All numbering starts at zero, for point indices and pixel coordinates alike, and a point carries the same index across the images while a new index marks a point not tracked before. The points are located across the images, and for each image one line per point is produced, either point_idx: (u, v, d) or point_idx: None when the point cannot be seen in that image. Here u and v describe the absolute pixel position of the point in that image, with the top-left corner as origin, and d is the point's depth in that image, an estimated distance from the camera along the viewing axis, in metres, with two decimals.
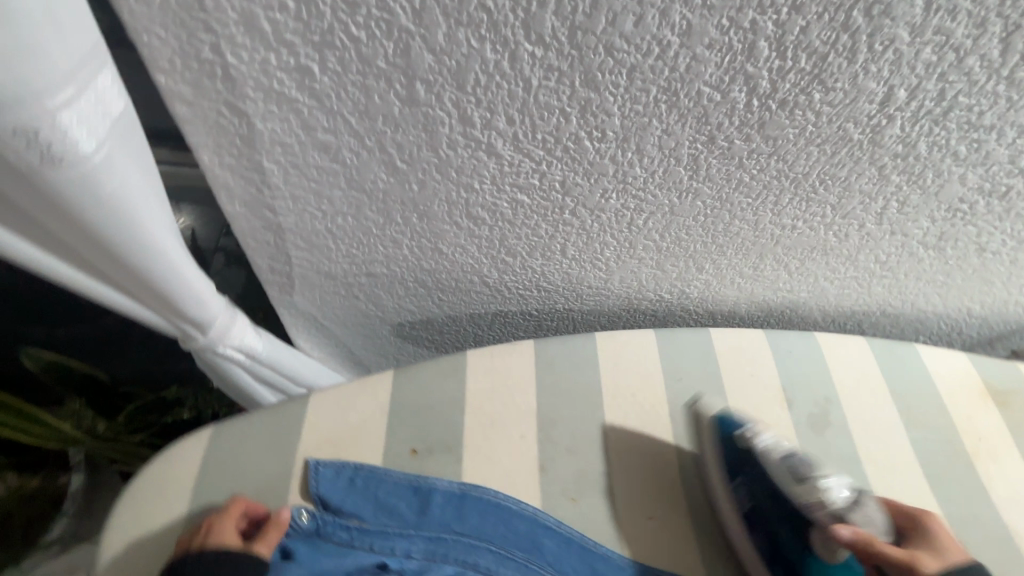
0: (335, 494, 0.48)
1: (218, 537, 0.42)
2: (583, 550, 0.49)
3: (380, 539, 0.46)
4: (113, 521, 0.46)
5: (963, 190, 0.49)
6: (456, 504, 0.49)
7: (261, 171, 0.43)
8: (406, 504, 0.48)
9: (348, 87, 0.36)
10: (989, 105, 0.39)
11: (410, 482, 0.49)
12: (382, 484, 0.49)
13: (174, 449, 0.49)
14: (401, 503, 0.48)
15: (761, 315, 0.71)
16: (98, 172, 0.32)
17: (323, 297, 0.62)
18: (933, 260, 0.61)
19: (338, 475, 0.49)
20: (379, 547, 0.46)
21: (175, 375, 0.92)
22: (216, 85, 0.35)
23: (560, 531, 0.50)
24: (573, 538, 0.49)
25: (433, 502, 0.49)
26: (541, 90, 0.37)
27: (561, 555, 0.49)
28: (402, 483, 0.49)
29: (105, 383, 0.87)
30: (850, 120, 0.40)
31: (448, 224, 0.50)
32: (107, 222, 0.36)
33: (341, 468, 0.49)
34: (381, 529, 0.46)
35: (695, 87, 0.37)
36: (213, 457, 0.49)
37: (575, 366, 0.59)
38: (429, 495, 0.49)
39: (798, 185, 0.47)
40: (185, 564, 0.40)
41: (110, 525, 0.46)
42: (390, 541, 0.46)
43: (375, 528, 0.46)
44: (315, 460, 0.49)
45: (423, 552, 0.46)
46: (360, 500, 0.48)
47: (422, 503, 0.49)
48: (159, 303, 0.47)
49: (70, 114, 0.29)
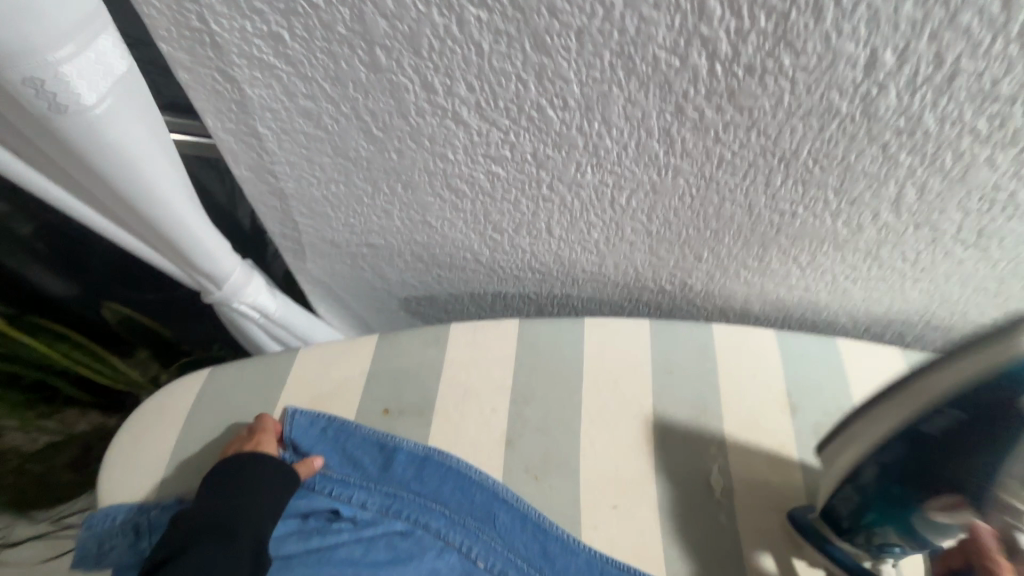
0: (309, 442, 0.52)
1: (262, 445, 0.50)
2: (536, 529, 0.48)
3: (339, 487, 0.50)
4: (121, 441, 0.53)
5: (995, 176, 0.43)
6: (418, 465, 0.51)
7: (257, 136, 0.47)
8: (371, 459, 0.51)
9: (317, 53, 0.39)
10: (1004, 71, 0.35)
11: (377, 438, 0.52)
12: (352, 438, 0.52)
13: (179, 386, 0.56)
14: (367, 457, 0.51)
15: (777, 316, 0.66)
16: (102, 123, 0.38)
17: (332, 265, 0.67)
18: (977, 262, 0.53)
19: (313, 424, 0.53)
20: (337, 494, 0.50)
21: (225, 337, 1.02)
22: (207, 52, 0.40)
23: (516, 506, 0.49)
24: (528, 515, 0.49)
25: (395, 461, 0.51)
26: (494, 54, 0.37)
27: (514, 531, 0.48)
28: (369, 438, 0.52)
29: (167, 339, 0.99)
30: (832, 88, 0.37)
31: (432, 195, 0.52)
32: (117, 169, 0.41)
33: (316, 419, 0.53)
34: (342, 478, 0.50)
35: (649, 51, 0.36)
36: (211, 398, 0.55)
37: (559, 348, 0.59)
38: (392, 453, 0.51)
39: (789, 164, 0.44)
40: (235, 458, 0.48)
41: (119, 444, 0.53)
42: (348, 490, 0.50)
43: (337, 477, 0.50)
44: (292, 408, 0.53)
45: (378, 505, 0.49)
46: (330, 449, 0.52)
47: (386, 460, 0.51)
48: (177, 252, 0.53)
49: (72, 70, 0.34)
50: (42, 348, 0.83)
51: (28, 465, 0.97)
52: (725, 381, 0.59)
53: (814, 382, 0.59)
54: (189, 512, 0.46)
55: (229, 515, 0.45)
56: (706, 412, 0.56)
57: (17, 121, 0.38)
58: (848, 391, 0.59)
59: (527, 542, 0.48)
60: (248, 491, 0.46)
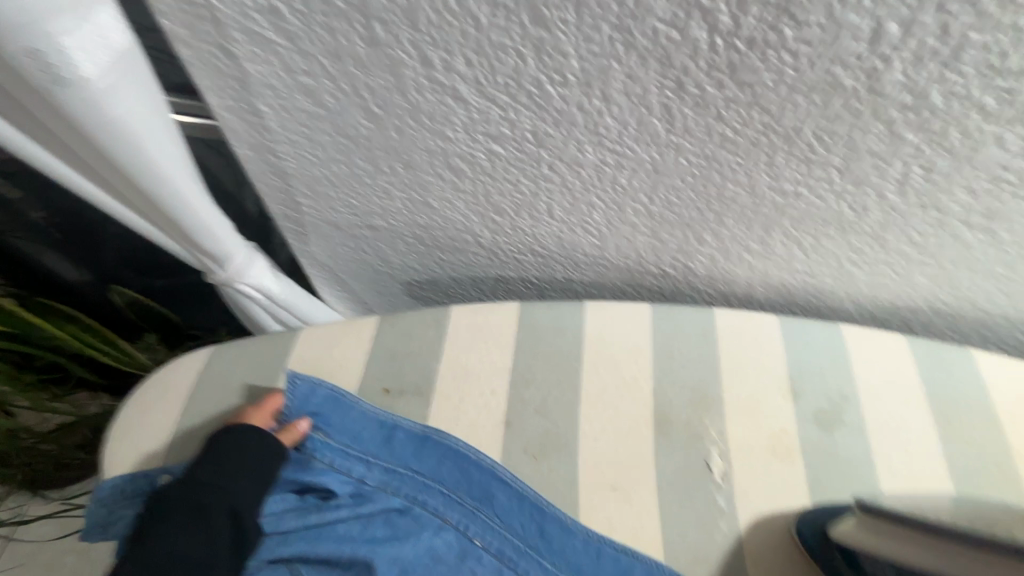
0: (308, 409, 0.52)
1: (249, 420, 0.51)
2: (533, 508, 0.49)
3: (339, 458, 0.51)
4: (126, 413, 0.54)
5: (1004, 155, 0.42)
6: (418, 442, 0.51)
7: (259, 114, 0.48)
8: (371, 433, 0.52)
9: (316, 28, 0.39)
10: (1013, 44, 0.34)
11: (380, 414, 0.52)
12: (352, 409, 0.52)
13: (182, 361, 0.57)
14: (367, 430, 0.52)
15: (781, 302, 0.65)
16: (104, 99, 0.38)
17: (335, 248, 0.67)
18: (985, 246, 0.52)
19: (313, 393, 0.53)
20: (337, 466, 0.50)
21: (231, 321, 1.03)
22: (208, 27, 0.40)
23: (513, 485, 0.49)
24: (526, 495, 0.49)
25: (396, 437, 0.51)
26: (492, 28, 0.37)
27: (511, 509, 0.49)
28: (371, 413, 0.52)
29: (175, 324, 1.00)
30: (836, 62, 0.37)
31: (432, 174, 0.52)
32: (120, 147, 0.42)
33: (317, 386, 0.53)
34: (342, 450, 0.51)
35: (649, 24, 0.36)
36: (213, 376, 0.56)
37: (560, 331, 0.59)
38: (393, 428, 0.52)
39: (792, 143, 0.43)
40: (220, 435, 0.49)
41: (123, 416, 0.54)
42: (349, 462, 0.50)
43: (338, 447, 0.51)
44: (293, 372, 0.53)
45: (377, 480, 0.50)
46: (331, 417, 0.52)
47: (387, 436, 0.51)
48: (180, 231, 0.54)
49: (73, 43, 0.35)
50: (55, 331, 0.84)
51: (42, 447, 0.98)
52: (727, 366, 0.58)
53: (817, 367, 0.59)
54: (167, 488, 0.47)
55: (204, 494, 0.46)
56: (707, 396, 0.56)
57: (22, 95, 0.38)
58: (851, 377, 0.58)
59: (523, 524, 0.48)
60: (222, 471, 0.47)
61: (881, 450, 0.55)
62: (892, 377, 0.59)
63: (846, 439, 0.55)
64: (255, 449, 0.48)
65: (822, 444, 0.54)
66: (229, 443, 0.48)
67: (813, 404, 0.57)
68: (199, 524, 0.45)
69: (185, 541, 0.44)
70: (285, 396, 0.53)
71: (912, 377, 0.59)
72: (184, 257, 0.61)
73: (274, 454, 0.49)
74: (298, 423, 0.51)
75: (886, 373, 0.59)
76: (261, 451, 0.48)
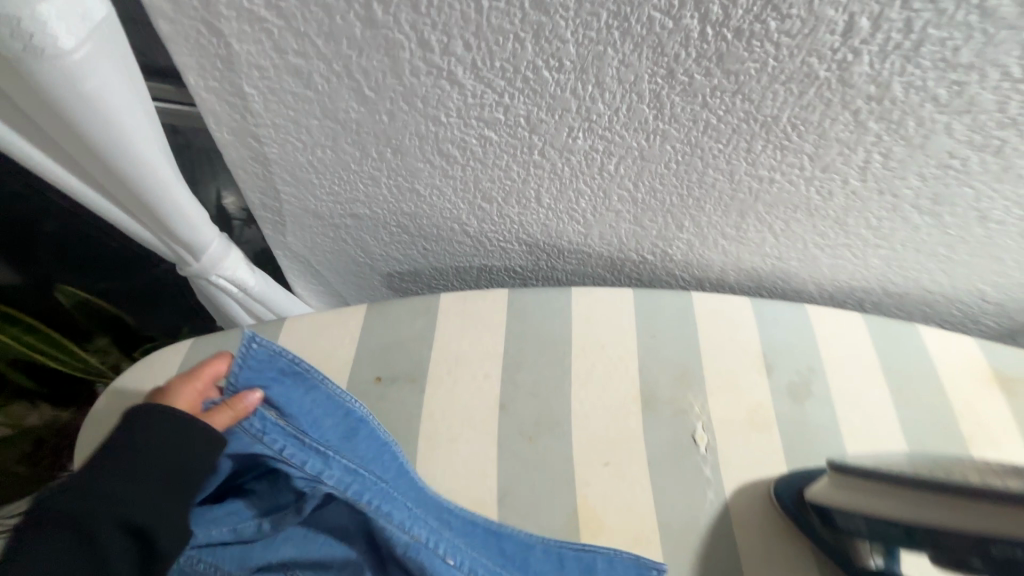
0: (261, 382, 0.47)
1: (174, 400, 0.45)
2: (484, 534, 0.47)
3: (290, 444, 0.46)
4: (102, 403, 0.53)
5: (952, 143, 0.46)
6: (378, 441, 0.49)
7: (243, 96, 0.46)
8: (332, 425, 0.49)
9: (310, 6, 0.38)
10: (964, 40, 0.38)
11: (339, 401, 0.50)
12: (313, 391, 0.49)
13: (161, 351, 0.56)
14: (326, 420, 0.49)
15: (750, 285, 0.69)
16: (82, 73, 0.36)
17: (314, 238, 0.66)
18: (931, 228, 0.58)
19: (269, 364, 0.48)
20: (289, 454, 0.46)
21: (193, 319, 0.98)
22: (193, 2, 0.38)
23: (461, 513, 0.48)
24: (476, 521, 0.47)
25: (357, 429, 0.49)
26: (492, 12, 0.38)
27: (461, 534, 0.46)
28: (331, 399, 0.50)
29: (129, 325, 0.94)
30: (812, 54, 0.40)
31: (421, 160, 0.52)
32: (96, 126, 0.40)
33: (275, 354, 0.48)
34: (297, 437, 0.46)
35: (645, 12, 0.37)
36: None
37: (548, 315, 0.60)
38: (355, 418, 0.49)
39: (769, 130, 0.46)
40: (138, 415, 0.42)
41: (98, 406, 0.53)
42: (303, 454, 0.46)
43: (291, 432, 0.46)
44: (251, 333, 0.47)
45: (334, 479, 0.45)
46: (288, 396, 0.48)
47: (348, 430, 0.49)
48: (155, 220, 0.51)
49: (50, 10, 0.33)
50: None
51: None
52: (706, 344, 0.61)
53: (787, 344, 0.63)
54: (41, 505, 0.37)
55: (94, 506, 0.37)
56: (688, 374, 0.59)
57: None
58: (817, 352, 0.63)
59: (479, 535, 0.47)
60: (130, 477, 0.39)
61: (846, 419, 0.59)
62: (851, 351, 0.64)
63: (815, 409, 0.59)
64: (177, 449, 0.41)
65: (795, 414, 0.58)
66: (139, 445, 0.40)
67: (785, 378, 0.61)
68: (94, 546, 0.36)
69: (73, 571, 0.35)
70: (234, 362, 0.47)
71: (867, 351, 0.64)
72: (156, 249, 0.58)
73: (201, 453, 0.42)
74: (246, 395, 0.46)
75: (846, 348, 0.64)
76: (185, 453, 0.41)
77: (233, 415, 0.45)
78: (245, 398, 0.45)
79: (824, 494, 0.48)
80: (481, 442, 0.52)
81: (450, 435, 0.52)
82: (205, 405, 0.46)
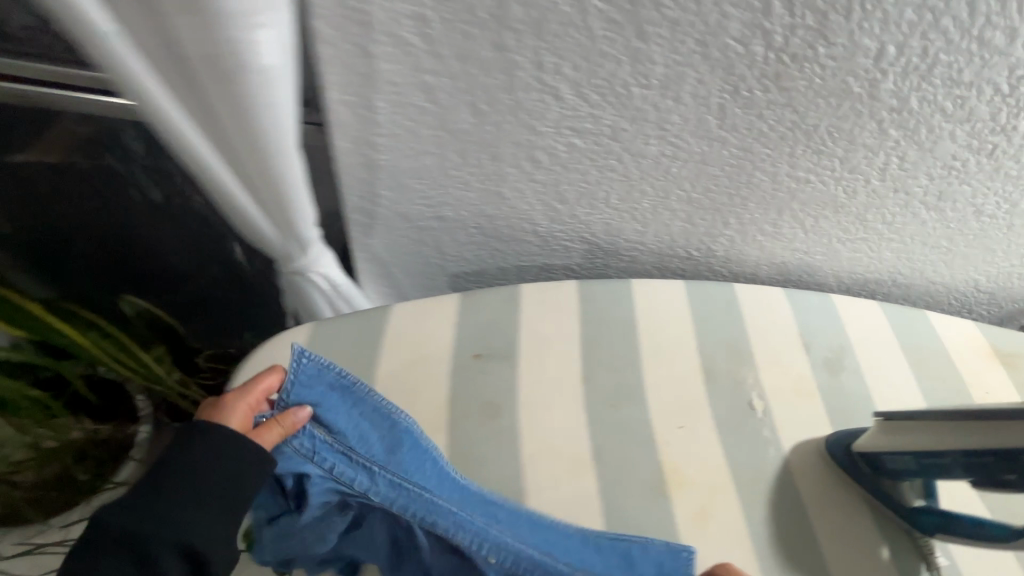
0: (310, 398, 0.45)
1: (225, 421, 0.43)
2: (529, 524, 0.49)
3: (340, 462, 0.45)
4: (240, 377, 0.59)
5: (954, 147, 0.57)
6: (424, 453, 0.48)
7: (372, 109, 0.54)
8: (378, 437, 0.47)
9: (453, 33, 0.47)
10: (966, 62, 0.48)
11: (387, 413, 0.48)
12: (360, 404, 0.47)
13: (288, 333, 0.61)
14: (373, 433, 0.47)
15: (780, 278, 0.78)
16: (274, 85, 0.44)
17: (396, 240, 0.73)
18: (935, 223, 0.68)
19: (320, 378, 0.45)
20: (338, 471, 0.45)
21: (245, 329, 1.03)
22: (356, 30, 0.47)
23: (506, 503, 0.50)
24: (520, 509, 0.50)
25: (407, 440, 0.48)
26: (602, 39, 0.47)
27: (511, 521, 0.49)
28: (378, 412, 0.48)
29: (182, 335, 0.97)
30: (850, 74, 0.50)
31: (512, 166, 0.61)
32: (269, 131, 0.47)
33: (324, 368, 0.46)
34: (346, 455, 0.45)
35: (722, 40, 0.47)
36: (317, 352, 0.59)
37: (614, 302, 0.68)
38: (402, 431, 0.48)
39: (810, 137, 0.56)
40: (192, 442, 0.41)
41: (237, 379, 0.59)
42: (352, 470, 0.45)
43: (339, 449, 0.45)
44: (298, 347, 0.44)
45: (381, 493, 0.46)
46: (335, 412, 0.46)
47: (393, 442, 0.47)
48: (282, 219, 0.58)
49: (266, 34, 0.41)
50: (69, 332, 0.79)
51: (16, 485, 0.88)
52: (751, 326, 0.70)
53: (819, 326, 0.72)
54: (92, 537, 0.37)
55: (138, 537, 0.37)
56: (740, 351, 0.67)
57: (205, 86, 0.43)
58: (844, 333, 0.72)
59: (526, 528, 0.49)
60: (163, 507, 0.39)
61: (875, 387, 0.68)
62: (873, 331, 0.73)
63: (849, 380, 0.67)
64: (224, 474, 0.40)
65: (833, 384, 0.66)
66: (185, 473, 0.40)
67: (821, 354, 0.69)
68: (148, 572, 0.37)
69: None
70: (284, 377, 0.45)
71: (886, 332, 0.74)
72: (267, 250, 0.64)
73: (251, 478, 0.41)
74: (294, 411, 0.44)
75: (868, 329, 0.73)
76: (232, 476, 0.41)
77: (281, 434, 0.43)
78: (293, 414, 0.44)
79: (872, 443, 0.56)
80: (572, 409, 0.58)
81: (545, 403, 0.58)
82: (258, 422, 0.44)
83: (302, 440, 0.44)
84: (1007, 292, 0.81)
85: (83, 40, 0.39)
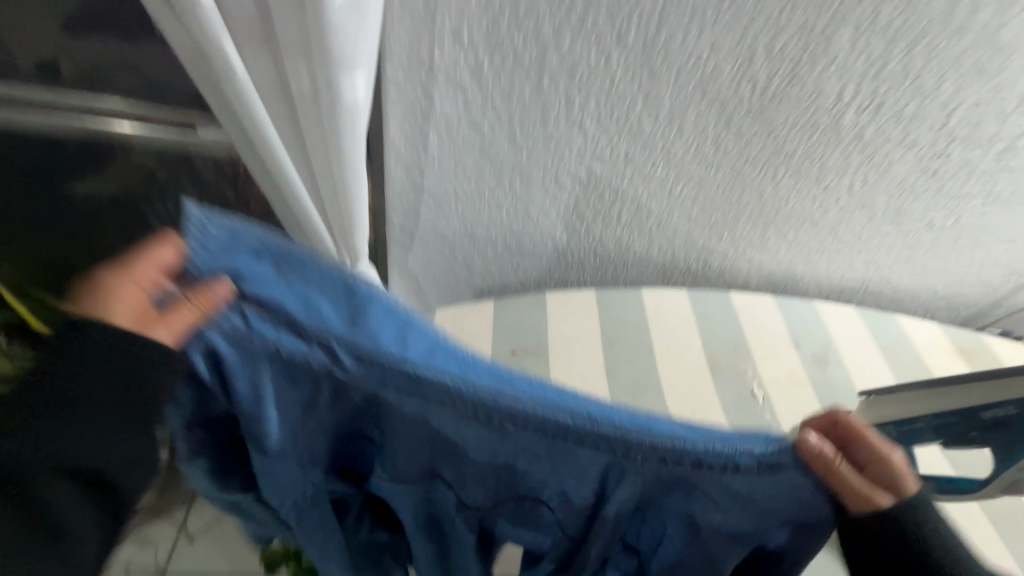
0: (228, 267, 0.29)
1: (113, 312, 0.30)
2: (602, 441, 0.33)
3: (284, 338, 0.27)
4: None
5: (904, 170, 0.69)
6: (400, 324, 0.31)
7: (425, 140, 0.64)
8: (332, 306, 0.30)
9: (501, 77, 0.57)
10: (906, 100, 0.61)
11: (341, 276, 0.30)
12: (298, 270, 0.30)
13: None
14: (330, 302, 0.30)
15: (768, 287, 0.89)
16: (356, 116, 0.52)
17: (430, 257, 0.81)
18: (896, 235, 0.80)
19: (235, 243, 0.29)
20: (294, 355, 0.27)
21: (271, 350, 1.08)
22: (421, 73, 0.57)
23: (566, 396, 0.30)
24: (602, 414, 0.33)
25: (371, 307, 0.30)
26: (621, 82, 0.58)
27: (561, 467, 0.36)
28: (331, 272, 0.30)
29: None
30: (818, 109, 0.62)
31: (541, 188, 0.70)
32: (346, 155, 0.55)
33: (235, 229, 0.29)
34: (297, 331, 0.27)
35: (717, 83, 0.59)
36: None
37: (628, 308, 0.77)
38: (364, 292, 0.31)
39: (789, 162, 0.68)
40: (75, 336, 0.29)
41: None
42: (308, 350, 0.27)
43: (284, 322, 0.27)
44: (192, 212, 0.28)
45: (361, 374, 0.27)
46: (271, 283, 0.29)
47: (354, 310, 0.30)
48: (342, 234, 0.66)
49: (357, 76, 0.49)
50: None
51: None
52: (747, 327, 0.79)
53: (806, 327, 0.81)
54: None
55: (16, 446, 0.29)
56: (740, 349, 0.76)
57: (303, 120, 0.53)
58: (828, 333, 0.82)
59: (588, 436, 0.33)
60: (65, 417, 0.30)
61: (859, 378, 0.77)
62: (851, 332, 0.83)
63: (835, 372, 0.77)
64: (107, 367, 0.30)
65: (822, 375, 0.76)
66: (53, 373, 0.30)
67: (810, 350, 0.79)
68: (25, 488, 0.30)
69: (81, 505, 0.31)
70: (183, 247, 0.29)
71: (862, 332, 0.84)
72: None
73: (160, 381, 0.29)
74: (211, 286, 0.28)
75: (847, 330, 0.84)
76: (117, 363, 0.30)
77: (192, 318, 0.28)
78: (209, 290, 0.28)
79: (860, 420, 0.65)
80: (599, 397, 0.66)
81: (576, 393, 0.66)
82: (160, 301, 0.29)
83: (226, 326, 0.27)
84: (961, 297, 0.93)
85: (212, 83, 0.49)
